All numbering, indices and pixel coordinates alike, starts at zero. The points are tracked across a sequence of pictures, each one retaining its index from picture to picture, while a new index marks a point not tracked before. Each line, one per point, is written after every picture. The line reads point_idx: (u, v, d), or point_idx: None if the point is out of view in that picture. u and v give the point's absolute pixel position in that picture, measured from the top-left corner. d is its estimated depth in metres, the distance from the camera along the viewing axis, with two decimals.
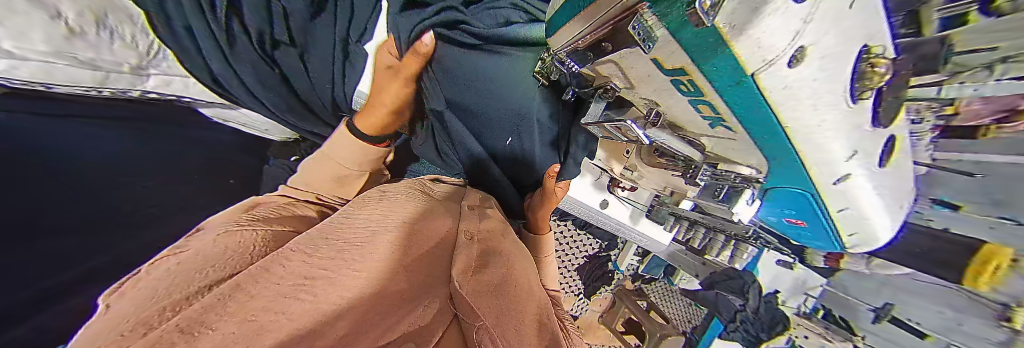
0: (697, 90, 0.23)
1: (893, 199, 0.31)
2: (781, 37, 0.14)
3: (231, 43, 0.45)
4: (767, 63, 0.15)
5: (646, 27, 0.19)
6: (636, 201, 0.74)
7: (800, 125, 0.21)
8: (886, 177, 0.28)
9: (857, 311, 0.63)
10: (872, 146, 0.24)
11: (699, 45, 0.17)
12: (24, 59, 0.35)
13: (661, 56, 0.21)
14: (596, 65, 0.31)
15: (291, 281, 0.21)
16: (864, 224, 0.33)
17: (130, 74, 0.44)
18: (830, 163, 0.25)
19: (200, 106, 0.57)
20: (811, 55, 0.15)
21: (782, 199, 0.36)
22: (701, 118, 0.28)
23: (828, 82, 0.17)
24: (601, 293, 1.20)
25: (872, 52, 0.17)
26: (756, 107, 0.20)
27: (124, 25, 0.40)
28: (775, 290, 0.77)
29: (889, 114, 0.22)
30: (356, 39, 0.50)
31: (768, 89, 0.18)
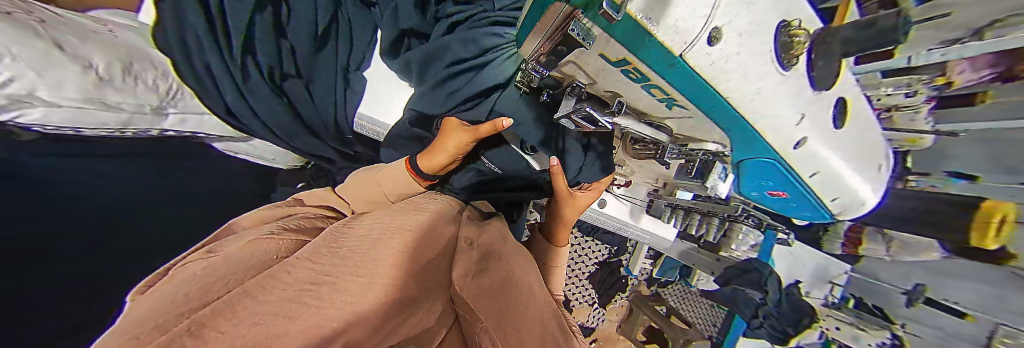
0: (643, 76, 0.24)
1: (855, 155, 0.31)
2: (694, 19, 0.18)
3: (246, 80, 0.49)
4: (687, 44, 0.19)
5: (584, 27, 0.21)
6: (633, 198, 0.76)
7: (740, 99, 0.23)
8: (848, 141, 0.30)
9: (889, 296, 0.66)
10: (816, 109, 0.26)
11: (626, 41, 0.20)
12: (58, 105, 0.37)
13: (603, 49, 0.23)
14: (560, 66, 0.31)
15: (295, 287, 0.20)
16: (841, 186, 0.32)
17: (151, 113, 0.47)
18: (781, 129, 0.26)
19: (213, 140, 0.60)
20: (726, 33, 0.19)
21: (754, 174, 0.33)
22: (657, 103, 0.29)
23: (750, 57, 0.21)
24: (616, 301, 1.14)
25: (793, 25, 0.22)
26: (696, 85, 0.22)
27: (147, 70, 0.45)
28: (795, 281, 0.76)
29: (825, 80, 0.26)
30: (355, 67, 0.58)
31: (695, 64, 0.20)
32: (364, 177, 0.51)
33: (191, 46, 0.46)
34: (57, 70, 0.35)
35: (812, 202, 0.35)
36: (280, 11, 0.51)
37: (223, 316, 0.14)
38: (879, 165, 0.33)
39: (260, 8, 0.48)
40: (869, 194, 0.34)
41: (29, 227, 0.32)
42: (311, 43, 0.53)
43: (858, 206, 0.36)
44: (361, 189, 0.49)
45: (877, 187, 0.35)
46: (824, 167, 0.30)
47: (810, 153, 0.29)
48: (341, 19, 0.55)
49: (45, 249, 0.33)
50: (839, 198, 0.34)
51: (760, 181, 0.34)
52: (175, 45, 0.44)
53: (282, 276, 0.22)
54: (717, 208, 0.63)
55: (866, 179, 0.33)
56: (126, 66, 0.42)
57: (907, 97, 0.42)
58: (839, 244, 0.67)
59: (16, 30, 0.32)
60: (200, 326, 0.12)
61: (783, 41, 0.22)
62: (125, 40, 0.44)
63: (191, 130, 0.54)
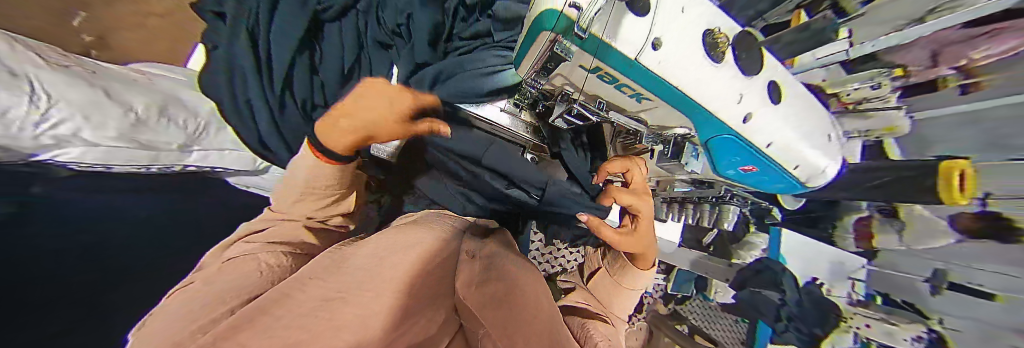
0: (613, 79, 0.28)
1: (801, 124, 0.34)
2: (638, 31, 0.23)
3: (283, 110, 0.54)
4: (639, 51, 0.23)
5: (565, 46, 0.24)
6: (632, 200, 0.77)
7: (694, 89, 0.27)
8: (789, 112, 0.33)
9: (912, 287, 0.63)
10: (750, 89, 0.30)
11: (596, 51, 0.24)
12: (96, 144, 0.39)
13: (580, 61, 0.27)
14: (549, 80, 0.35)
15: (311, 302, 0.23)
16: (798, 154, 0.34)
17: (178, 150, 0.50)
18: (730, 108, 0.29)
19: (228, 173, 0.64)
20: (665, 41, 0.24)
21: (721, 152, 0.34)
22: (625, 97, 0.32)
23: (687, 56, 0.25)
24: (635, 324, 1.03)
25: (714, 31, 0.27)
26: (658, 83, 0.26)
27: (178, 113, 0.50)
28: (812, 278, 0.74)
29: (750, 66, 0.30)
30: None
31: (649, 68, 0.25)
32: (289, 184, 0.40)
33: (236, 77, 0.53)
34: (99, 112, 0.39)
35: (779, 174, 0.36)
36: (313, 54, 0.58)
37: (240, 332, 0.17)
38: (830, 135, 0.36)
39: (300, 51, 0.56)
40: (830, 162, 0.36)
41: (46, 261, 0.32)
42: (338, 77, 0.58)
43: (820, 175, 0.37)
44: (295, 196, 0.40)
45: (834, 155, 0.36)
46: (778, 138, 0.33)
47: (767, 128, 0.32)
48: (363, 58, 0.61)
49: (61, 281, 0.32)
50: (799, 165, 0.35)
51: (729, 157, 0.35)
52: (229, 87, 0.52)
53: (295, 294, 0.24)
54: (705, 193, 0.64)
55: (822, 147, 0.35)
56: (161, 108, 0.48)
57: (873, 89, 0.51)
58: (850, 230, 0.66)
59: (68, 82, 0.37)
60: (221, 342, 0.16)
61: (709, 43, 0.27)
62: (163, 87, 0.52)
63: (212, 166, 0.57)
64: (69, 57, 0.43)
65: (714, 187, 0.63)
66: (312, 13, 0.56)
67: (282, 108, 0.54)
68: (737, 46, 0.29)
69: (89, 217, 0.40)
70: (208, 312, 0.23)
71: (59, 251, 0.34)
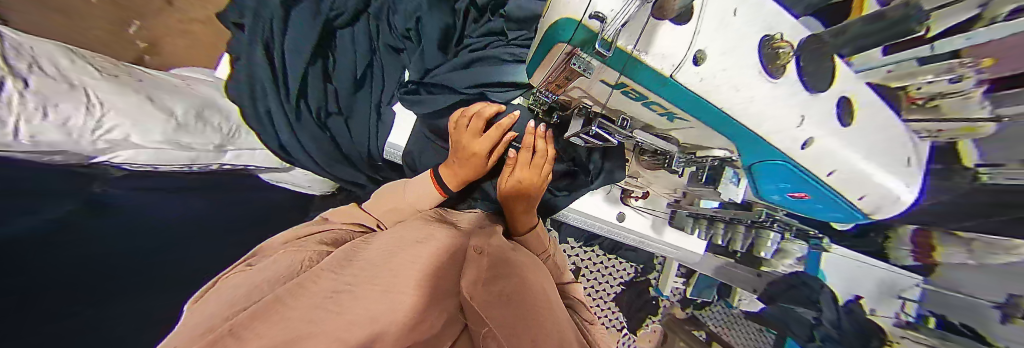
0: (642, 95, 0.25)
1: (877, 149, 0.28)
2: (679, 44, 0.19)
3: (298, 119, 0.57)
4: (676, 66, 0.20)
5: (585, 61, 0.23)
6: (653, 210, 0.73)
7: (739, 111, 0.22)
8: (861, 138, 0.26)
9: (976, 311, 0.49)
10: (817, 109, 0.24)
11: (624, 69, 0.22)
12: (144, 147, 0.43)
13: (602, 76, 0.25)
14: (566, 92, 0.33)
15: (322, 294, 0.25)
16: (865, 184, 0.28)
17: (214, 151, 0.54)
18: (788, 131, 0.24)
19: (259, 172, 0.67)
20: (709, 53, 0.20)
21: (770, 177, 0.30)
22: (659, 116, 0.29)
23: (739, 70, 0.20)
24: (647, 326, 1.05)
25: (774, 38, 0.22)
26: (694, 103, 0.22)
27: (214, 116, 0.54)
28: (855, 296, 0.64)
29: (818, 82, 0.24)
30: (386, 102, 0.64)
31: (688, 87, 0.21)
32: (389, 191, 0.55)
33: (256, 91, 0.54)
34: (147, 118, 0.43)
35: (837, 202, 0.31)
36: (327, 63, 0.61)
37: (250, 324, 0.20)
38: (909, 159, 0.30)
39: (312, 62, 0.58)
40: (904, 190, 0.30)
41: (81, 256, 0.35)
42: (349, 87, 0.62)
43: (893, 204, 0.31)
44: (388, 202, 0.52)
45: (913, 183, 0.30)
46: (842, 166, 0.27)
47: (835, 154, 0.26)
48: (375, 64, 0.64)
49: (90, 275, 0.35)
50: (866, 196, 0.30)
51: (777, 182, 0.31)
52: (245, 96, 0.53)
53: (309, 285, 0.26)
54: (740, 215, 0.56)
55: (899, 174, 0.29)
56: (198, 112, 0.51)
57: (954, 82, 0.33)
58: (911, 249, 0.59)
59: (117, 92, 0.40)
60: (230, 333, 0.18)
61: (767, 53, 0.21)
62: (201, 92, 0.55)
63: (243, 163, 0.60)
64: (113, 64, 0.46)
65: (752, 210, 0.53)
66: (324, 21, 0.58)
67: (297, 118, 0.57)
68: (802, 56, 0.23)
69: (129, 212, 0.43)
70: (243, 300, 0.24)
71: (102, 241, 0.38)
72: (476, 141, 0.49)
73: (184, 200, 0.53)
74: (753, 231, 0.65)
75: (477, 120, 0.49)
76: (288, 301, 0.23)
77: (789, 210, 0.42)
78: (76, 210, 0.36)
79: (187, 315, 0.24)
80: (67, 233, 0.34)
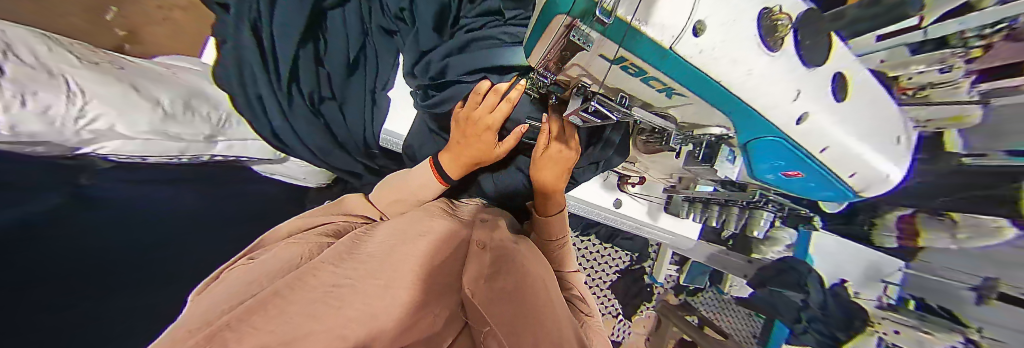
0: (643, 72, 0.22)
1: (866, 126, 0.28)
2: (679, 14, 0.15)
3: (291, 103, 0.56)
4: (677, 36, 0.16)
5: (584, 32, 0.20)
6: (650, 196, 0.75)
7: (746, 89, 0.20)
8: (853, 114, 0.26)
9: (950, 293, 0.51)
10: (812, 83, 0.23)
11: (621, 41, 0.18)
12: (132, 138, 0.42)
13: (602, 50, 0.22)
14: (564, 68, 0.31)
15: (321, 288, 0.25)
16: (855, 160, 0.29)
17: (204, 142, 0.53)
18: (782, 108, 0.23)
19: (253, 163, 0.66)
20: (713, 24, 0.16)
21: (762, 154, 0.30)
22: (655, 91, 0.27)
23: (736, 42, 0.18)
24: (642, 312, 1.10)
25: (773, 11, 0.20)
26: (700, 81, 0.20)
27: (201, 105, 0.52)
28: (840, 280, 0.66)
29: (813, 56, 0.23)
30: (382, 88, 0.64)
31: (685, 60, 0.17)
32: (396, 183, 0.55)
33: (245, 76, 0.53)
34: (132, 107, 0.41)
35: (828, 181, 0.32)
36: (319, 45, 0.58)
37: (255, 314, 0.19)
38: (898, 137, 0.30)
39: (303, 44, 0.55)
40: (891, 167, 0.31)
41: (55, 254, 0.33)
42: (343, 71, 0.60)
43: (881, 181, 0.32)
44: (395, 190, 0.53)
45: (900, 161, 0.31)
46: (834, 141, 0.27)
47: (827, 131, 0.26)
48: (368, 48, 0.63)
49: (58, 275, 0.33)
50: (856, 173, 0.30)
51: (770, 161, 0.31)
52: (235, 85, 0.51)
53: (309, 278, 0.26)
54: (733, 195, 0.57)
55: (887, 152, 0.30)
56: (185, 101, 0.50)
57: (943, 73, 0.33)
58: (894, 235, 0.57)
59: (99, 78, 0.39)
60: (236, 323, 0.18)
61: (766, 25, 0.19)
62: (185, 80, 0.54)
63: (236, 154, 0.60)
64: (98, 53, 0.45)
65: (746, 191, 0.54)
66: (313, 5, 0.54)
67: (290, 101, 0.56)
68: (799, 28, 0.22)
69: (116, 206, 0.42)
70: (241, 292, 0.24)
71: (86, 242, 0.37)
72: (488, 115, 0.47)
73: (175, 194, 0.52)
74: (746, 213, 0.65)
75: (487, 97, 0.46)
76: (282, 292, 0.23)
77: (782, 190, 0.43)
78: (57, 204, 0.35)
79: (189, 308, 0.24)
80: (48, 229, 0.33)
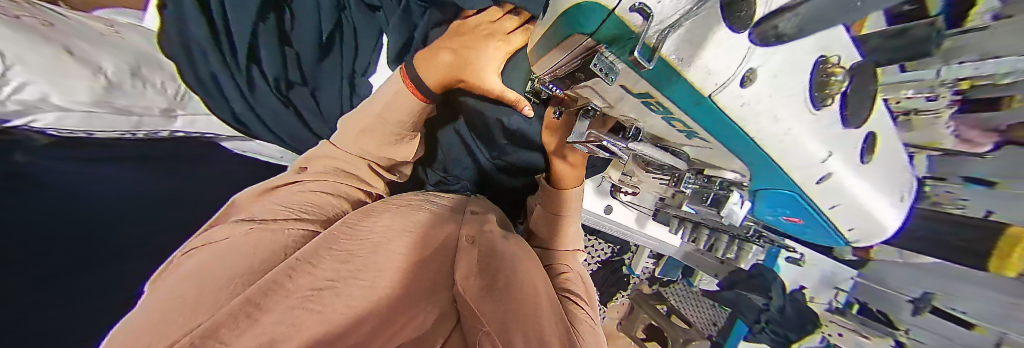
0: (666, 109, 0.20)
1: (899, 186, 0.24)
2: (730, 59, 0.13)
3: (253, 89, 0.54)
4: (721, 85, 0.14)
5: (608, 64, 0.18)
6: (640, 205, 0.75)
7: (778, 145, 0.18)
8: (892, 175, 0.23)
9: (894, 302, 0.48)
10: (855, 144, 0.19)
11: (651, 78, 0.16)
12: (70, 109, 0.43)
13: (625, 83, 0.20)
14: (575, 89, 0.29)
15: (300, 293, 0.25)
16: (875, 222, 0.26)
17: (162, 116, 0.52)
18: (810, 169, 0.20)
19: (222, 140, 0.60)
20: (764, 74, 0.14)
21: (771, 201, 0.27)
22: (675, 131, 0.25)
23: (787, 97, 0.15)
24: (618, 299, 1.19)
25: (829, 61, 0.15)
26: (726, 129, 0.18)
27: (155, 74, 0.51)
28: (800, 286, 0.69)
29: (857, 114, 0.18)
30: (361, 74, 0.59)
31: (723, 110, 0.16)
32: (360, 124, 0.51)
33: (192, 54, 0.52)
34: (69, 80, 0.42)
35: (830, 233, 0.30)
36: (284, 18, 0.52)
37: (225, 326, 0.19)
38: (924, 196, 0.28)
39: (264, 14, 0.50)
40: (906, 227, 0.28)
41: None
42: (315, 54, 0.55)
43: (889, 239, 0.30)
44: (372, 134, 0.51)
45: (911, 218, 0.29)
46: (852, 202, 0.24)
47: (858, 194, 0.22)
48: (346, 24, 0.55)
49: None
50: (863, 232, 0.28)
51: (775, 206, 0.29)
52: (180, 55, 0.51)
53: (288, 281, 0.26)
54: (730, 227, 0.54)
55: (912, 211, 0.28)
56: (135, 69, 0.49)
57: (930, 102, 0.20)
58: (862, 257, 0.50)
59: (23, 37, 0.38)
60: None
61: (820, 77, 0.15)
62: (133, 42, 0.50)
63: (200, 131, 0.56)
64: (21, 3, 0.41)
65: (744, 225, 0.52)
66: None
67: (252, 84, 0.54)
68: (854, 83, 0.17)
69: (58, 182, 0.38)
70: (206, 297, 0.24)
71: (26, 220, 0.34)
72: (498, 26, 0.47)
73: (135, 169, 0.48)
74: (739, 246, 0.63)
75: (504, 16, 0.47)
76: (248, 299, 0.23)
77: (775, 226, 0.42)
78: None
79: (145, 310, 0.24)
80: None
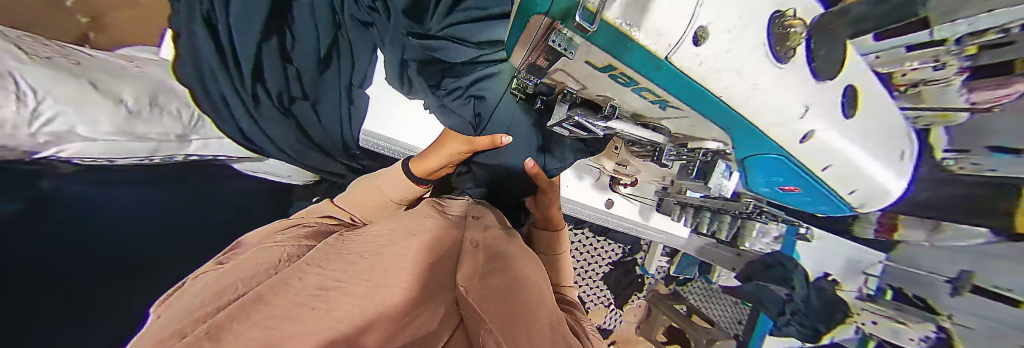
0: (632, 80, 0.23)
1: (873, 142, 0.27)
2: (676, 19, 0.17)
3: (258, 106, 0.53)
4: (673, 46, 0.18)
5: (567, 39, 0.20)
6: (642, 197, 0.76)
7: (738, 98, 0.21)
8: (863, 128, 0.26)
9: (931, 285, 0.57)
10: (819, 98, 0.23)
11: (608, 47, 0.19)
12: (94, 139, 0.40)
13: (586, 57, 0.23)
14: (550, 75, 0.30)
15: (305, 292, 0.21)
16: (859, 178, 0.29)
17: (176, 141, 0.51)
18: (788, 121, 0.23)
19: (233, 162, 0.64)
20: (714, 31, 0.17)
21: (762, 172, 0.30)
22: (650, 105, 0.28)
23: (741, 51, 0.18)
24: (634, 302, 1.08)
25: (786, 15, 0.20)
26: (683, 86, 0.20)
27: (171, 102, 0.49)
28: (825, 274, 0.70)
29: (825, 70, 0.23)
30: (358, 85, 0.63)
31: (684, 69, 0.19)
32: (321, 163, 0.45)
33: (206, 74, 0.50)
34: (92, 108, 0.39)
35: (829, 198, 0.32)
36: (285, 40, 0.54)
37: (234, 321, 0.15)
38: (905, 150, 0.30)
39: (268, 35, 0.52)
40: (890, 183, 0.30)
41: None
42: (315, 67, 0.57)
43: (882, 196, 0.31)
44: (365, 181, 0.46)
45: (903, 175, 0.31)
46: (839, 158, 0.26)
47: (832, 145, 0.25)
48: (341, 41, 0.59)
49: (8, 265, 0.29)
50: (857, 190, 0.30)
51: (771, 175, 0.31)
52: (193, 79, 0.49)
53: (294, 282, 0.23)
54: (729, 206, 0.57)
55: (895, 167, 0.29)
56: (153, 97, 0.47)
57: (938, 69, 0.34)
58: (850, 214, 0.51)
59: (55, 73, 0.36)
60: (214, 333, 0.13)
61: (775, 32, 0.20)
62: (150, 75, 0.50)
63: (211, 153, 0.58)
64: (53, 47, 0.42)
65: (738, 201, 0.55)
66: None
67: (258, 103, 0.54)
68: (815, 36, 0.22)
69: (47, 196, 0.36)
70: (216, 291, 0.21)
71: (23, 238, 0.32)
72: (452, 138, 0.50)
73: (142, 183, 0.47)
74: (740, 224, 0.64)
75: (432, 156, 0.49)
76: (264, 290, 0.20)
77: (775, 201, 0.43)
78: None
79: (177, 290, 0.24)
80: None
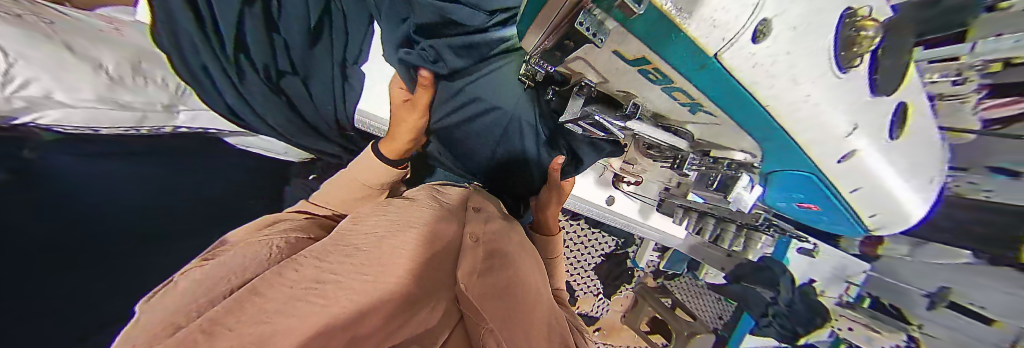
0: (665, 77, 0.22)
1: (908, 166, 0.28)
2: (738, 10, 0.14)
3: (241, 75, 0.51)
4: (727, 42, 0.15)
5: (596, 19, 0.19)
6: (643, 196, 0.75)
7: (780, 103, 0.19)
8: (903, 149, 0.26)
9: (910, 297, 0.67)
10: (870, 117, 0.22)
11: (648, 33, 0.17)
12: (74, 106, 0.38)
13: (619, 47, 0.21)
14: (567, 62, 0.30)
15: (302, 285, 0.20)
16: (885, 201, 0.30)
17: (164, 111, 0.49)
18: (832, 139, 0.23)
19: (225, 136, 0.61)
20: (776, 27, 0.15)
21: (787, 186, 0.32)
22: (677, 105, 0.27)
23: (806, 52, 0.16)
24: (622, 292, 1.13)
25: (860, 14, 0.18)
26: (724, 85, 0.19)
27: (155, 70, 0.48)
28: (811, 279, 0.78)
29: (884, 85, 0.22)
30: (352, 61, 0.59)
31: (728, 66, 0.17)
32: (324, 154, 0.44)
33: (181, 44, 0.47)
34: (71, 74, 0.37)
35: (847, 218, 0.34)
36: (271, 5, 0.51)
37: (229, 314, 0.14)
38: (933, 177, 0.31)
39: (250, 1, 0.48)
40: (913, 208, 0.32)
41: None
42: (303, 40, 0.53)
43: (901, 221, 0.33)
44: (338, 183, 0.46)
45: (926, 200, 0.32)
46: (871, 183, 0.28)
47: (866, 166, 0.26)
48: None
49: None
50: (877, 213, 0.32)
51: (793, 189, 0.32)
52: (169, 44, 0.45)
53: (288, 274, 0.21)
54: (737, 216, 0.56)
55: (920, 192, 0.31)
56: (134, 64, 0.45)
57: (958, 83, 0.35)
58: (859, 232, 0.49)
59: (27, 34, 0.34)
60: (210, 326, 0.12)
61: (844, 34, 0.17)
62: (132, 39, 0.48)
63: (202, 127, 0.56)
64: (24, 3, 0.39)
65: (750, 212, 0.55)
66: None
67: (241, 75, 0.51)
68: (883, 43, 0.20)
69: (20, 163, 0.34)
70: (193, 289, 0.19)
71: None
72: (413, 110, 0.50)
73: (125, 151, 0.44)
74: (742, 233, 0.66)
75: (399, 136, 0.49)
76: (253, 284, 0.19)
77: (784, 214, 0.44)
78: None
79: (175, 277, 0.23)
80: None
